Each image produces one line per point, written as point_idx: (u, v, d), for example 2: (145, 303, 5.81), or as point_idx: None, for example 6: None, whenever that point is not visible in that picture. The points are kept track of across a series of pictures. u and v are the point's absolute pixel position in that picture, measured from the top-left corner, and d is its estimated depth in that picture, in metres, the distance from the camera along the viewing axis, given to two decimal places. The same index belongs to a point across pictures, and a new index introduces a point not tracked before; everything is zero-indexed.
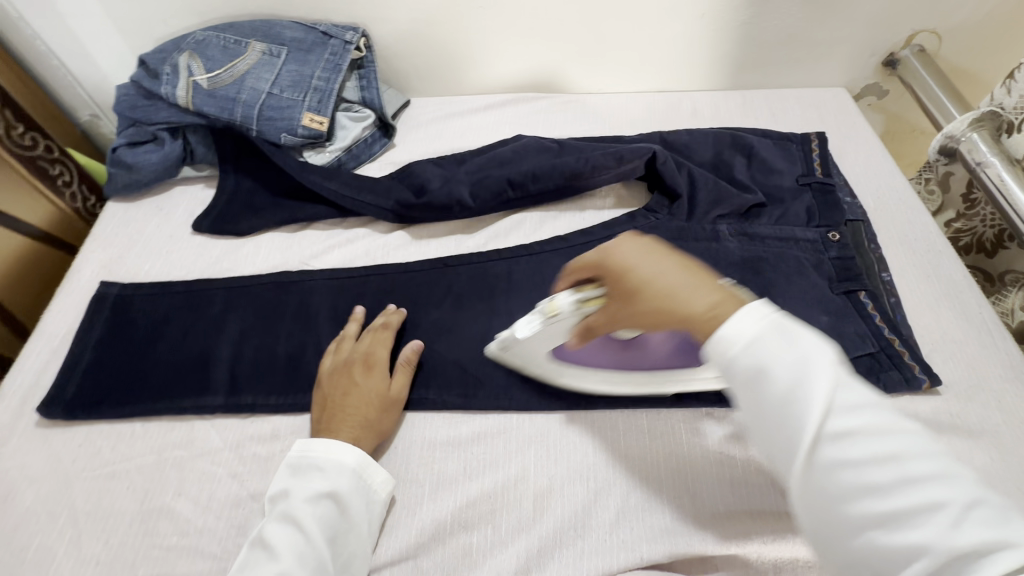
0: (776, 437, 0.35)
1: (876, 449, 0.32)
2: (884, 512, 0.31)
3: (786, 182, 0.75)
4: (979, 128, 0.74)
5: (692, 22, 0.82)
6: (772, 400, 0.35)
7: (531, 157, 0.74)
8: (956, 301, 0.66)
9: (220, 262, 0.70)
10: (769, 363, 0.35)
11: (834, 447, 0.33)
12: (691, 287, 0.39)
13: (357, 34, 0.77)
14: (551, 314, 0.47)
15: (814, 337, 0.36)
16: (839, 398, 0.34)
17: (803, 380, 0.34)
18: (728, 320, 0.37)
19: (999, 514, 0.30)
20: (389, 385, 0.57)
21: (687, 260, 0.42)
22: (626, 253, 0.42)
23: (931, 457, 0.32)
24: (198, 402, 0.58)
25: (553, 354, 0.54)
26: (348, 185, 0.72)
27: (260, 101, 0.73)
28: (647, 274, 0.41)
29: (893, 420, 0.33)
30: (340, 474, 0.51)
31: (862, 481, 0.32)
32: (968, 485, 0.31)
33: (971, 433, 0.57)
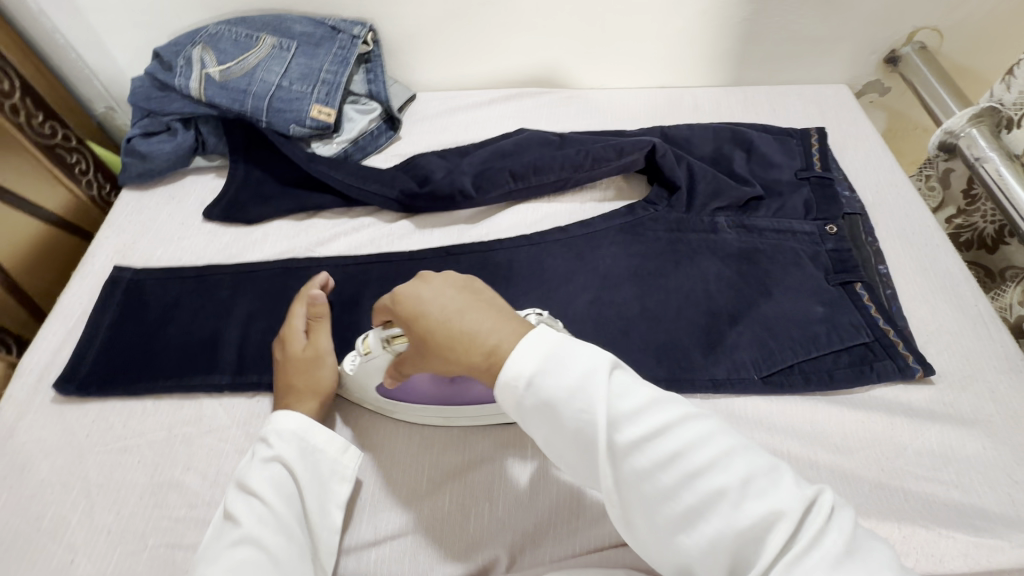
0: (584, 458, 0.39)
1: (660, 453, 0.36)
2: (681, 511, 0.35)
3: (785, 176, 0.76)
4: (979, 124, 0.74)
5: (693, 19, 0.83)
6: (571, 430, 0.38)
7: (532, 149, 0.75)
8: (951, 294, 0.67)
9: (230, 248, 0.72)
10: (555, 395, 0.38)
11: (630, 462, 0.37)
12: (472, 331, 0.40)
13: (365, 29, 0.79)
14: (365, 351, 0.51)
15: (584, 350, 0.39)
16: (619, 412, 0.37)
17: (588, 403, 0.37)
18: (512, 357, 0.39)
19: (766, 478, 0.36)
20: (307, 347, 0.57)
21: (474, 297, 0.43)
22: (415, 299, 0.43)
23: (707, 443, 0.36)
24: (207, 381, 0.60)
25: (377, 389, 0.55)
26: (354, 175, 0.73)
27: (270, 93, 0.75)
28: (436, 319, 0.42)
29: (672, 418, 0.37)
30: (284, 439, 0.51)
31: (657, 487, 0.36)
32: (737, 460, 0.36)
33: (964, 422, 0.58)
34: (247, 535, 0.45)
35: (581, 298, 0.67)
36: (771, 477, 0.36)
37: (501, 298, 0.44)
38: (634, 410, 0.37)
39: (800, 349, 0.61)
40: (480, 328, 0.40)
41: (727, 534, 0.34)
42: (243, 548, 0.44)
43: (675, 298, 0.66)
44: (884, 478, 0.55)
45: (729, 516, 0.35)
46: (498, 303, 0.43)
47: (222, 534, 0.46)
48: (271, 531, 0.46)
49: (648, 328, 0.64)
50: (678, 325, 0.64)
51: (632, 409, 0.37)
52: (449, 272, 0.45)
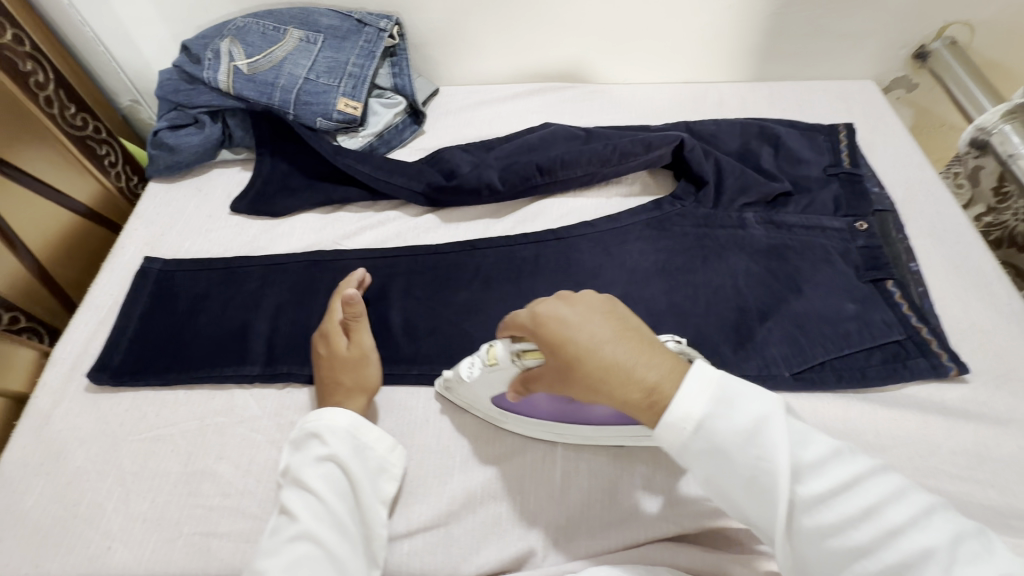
0: (754, 507, 0.39)
1: (847, 506, 0.37)
2: (871, 567, 0.36)
3: (813, 172, 0.75)
4: (1012, 119, 0.73)
5: (720, 13, 0.82)
6: (746, 480, 0.39)
7: (559, 144, 0.75)
8: (985, 292, 0.66)
9: (257, 241, 0.72)
10: (731, 443, 0.39)
11: (813, 513, 0.38)
12: (631, 368, 0.40)
13: (391, 22, 0.79)
14: (490, 362, 0.48)
15: (757, 398, 0.40)
16: (801, 462, 0.39)
17: (768, 450, 0.38)
18: (680, 398, 0.40)
19: (964, 540, 0.36)
20: (352, 348, 0.57)
21: (624, 326, 0.42)
22: (561, 326, 0.42)
23: (895, 498, 0.37)
24: (238, 371, 0.60)
25: (494, 399, 0.53)
26: (380, 168, 0.73)
27: (297, 86, 0.75)
28: (585, 346, 0.41)
29: (856, 471, 0.38)
30: (337, 437, 0.51)
31: (844, 541, 0.37)
32: (930, 517, 0.37)
33: (1000, 421, 0.57)
34: (307, 532, 0.46)
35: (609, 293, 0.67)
36: (963, 534, 0.36)
37: (645, 326, 0.44)
38: (816, 462, 0.39)
39: (832, 346, 0.61)
40: (637, 364, 0.41)
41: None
42: (303, 544, 0.45)
43: (704, 294, 0.66)
44: (920, 477, 0.54)
45: (927, 573, 0.35)
46: (644, 330, 0.43)
47: (280, 528, 0.47)
48: (327, 528, 0.47)
49: (677, 324, 0.64)
50: (707, 321, 0.64)
51: (814, 460, 0.39)
52: (589, 294, 0.44)
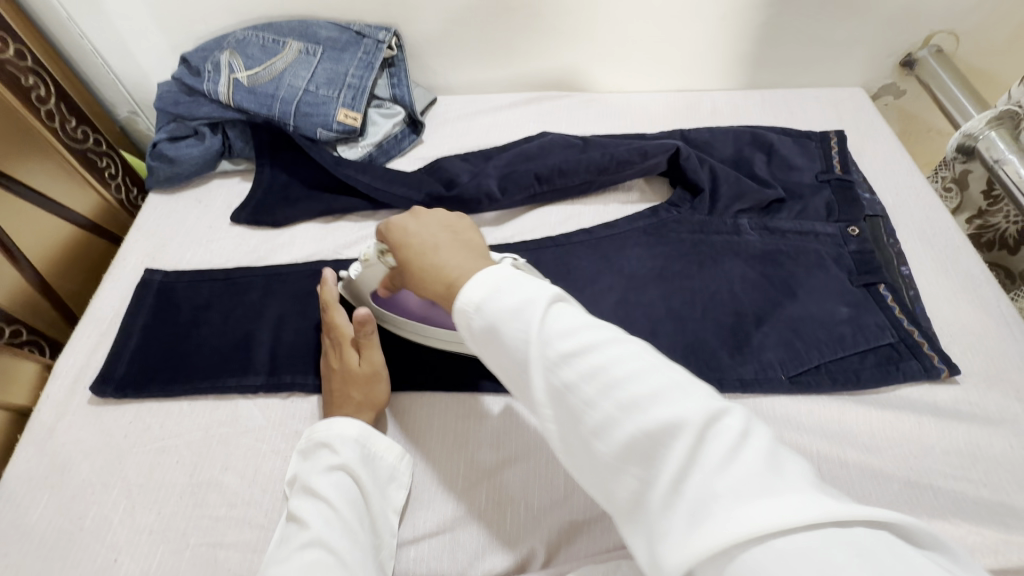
0: (520, 379, 0.39)
1: (584, 367, 0.35)
2: (602, 422, 0.34)
3: (805, 178, 0.77)
4: (997, 126, 0.75)
5: (713, 23, 0.84)
6: (504, 347, 0.39)
7: (556, 153, 0.76)
8: (974, 295, 0.68)
9: (258, 251, 0.73)
10: (498, 316, 0.39)
11: (559, 377, 0.36)
12: (446, 261, 0.45)
13: (390, 34, 0.80)
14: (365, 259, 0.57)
15: (528, 282, 0.40)
16: (549, 331, 0.37)
17: (523, 320, 0.38)
18: (468, 285, 0.41)
19: (683, 391, 0.34)
20: (360, 364, 0.57)
21: (459, 240, 0.48)
22: (406, 233, 0.50)
23: (628, 359, 0.35)
24: (241, 382, 0.61)
25: (371, 297, 0.61)
26: (381, 178, 0.74)
27: (297, 98, 0.76)
28: (416, 247, 0.48)
29: (603, 338, 0.37)
30: (347, 447, 0.53)
31: (581, 401, 0.35)
32: (660, 375, 0.34)
33: (991, 420, 0.58)
34: (316, 539, 0.47)
35: (608, 298, 0.68)
36: (695, 392, 0.34)
37: (482, 244, 0.49)
38: (567, 329, 0.37)
39: (826, 349, 0.62)
40: (447, 263, 0.45)
41: (644, 442, 0.33)
42: (313, 551, 0.46)
43: (701, 299, 0.67)
44: (913, 476, 0.55)
45: (643, 424, 0.33)
46: (477, 245, 0.48)
47: (290, 537, 0.48)
48: (337, 535, 0.47)
49: (674, 328, 0.65)
50: (703, 325, 0.65)
51: (564, 328, 0.37)
52: (442, 216, 0.52)
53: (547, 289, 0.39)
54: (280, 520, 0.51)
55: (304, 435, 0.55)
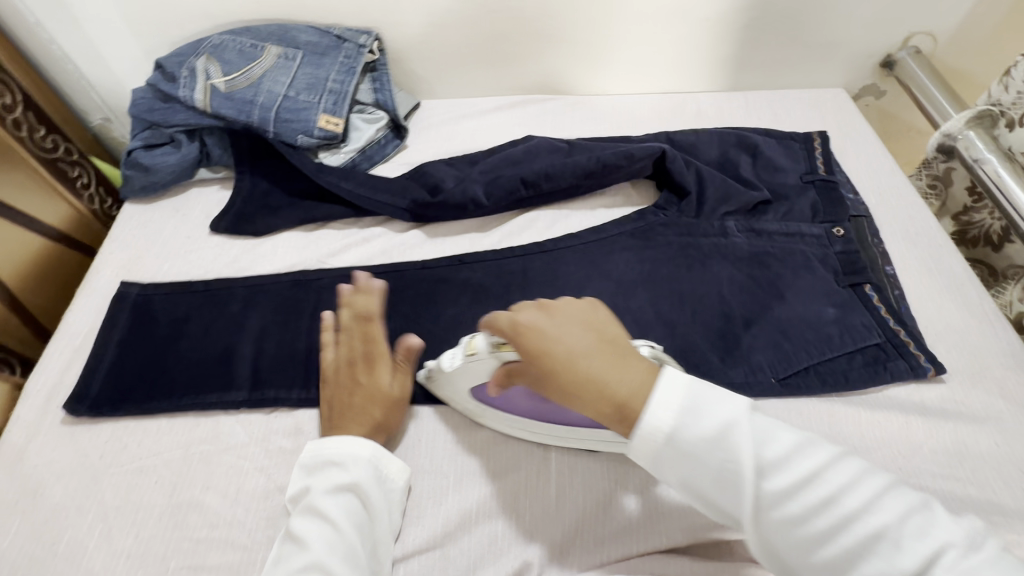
0: (726, 508, 0.41)
1: (812, 497, 0.38)
2: (843, 553, 0.37)
3: (790, 179, 0.77)
4: (976, 126, 0.75)
5: (696, 26, 0.84)
6: (716, 477, 0.40)
7: (542, 157, 0.76)
8: (957, 293, 0.68)
9: (239, 261, 0.71)
10: (698, 445, 0.40)
11: (780, 509, 0.39)
12: (610, 375, 0.43)
13: (371, 38, 0.79)
14: (470, 352, 0.51)
15: (726, 403, 0.42)
16: (766, 461, 0.40)
17: (734, 449, 0.40)
18: (648, 407, 0.42)
19: (912, 516, 0.38)
20: (391, 385, 0.57)
21: (605, 343, 0.45)
22: (541, 336, 0.45)
23: (851, 485, 0.39)
24: (223, 398, 0.59)
25: (472, 392, 0.55)
26: (364, 185, 0.73)
27: (277, 103, 0.74)
28: (561, 357, 0.44)
29: (817, 463, 0.40)
30: (359, 467, 0.51)
31: (807, 533, 0.38)
32: (882, 498, 0.38)
33: (976, 418, 0.59)
34: (314, 562, 0.46)
35: None
36: (923, 516, 0.38)
37: (626, 341, 0.46)
38: (780, 458, 0.40)
39: (815, 351, 0.63)
40: (609, 376, 0.43)
41: (894, 574, 0.36)
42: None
43: (689, 302, 0.67)
44: (902, 476, 0.56)
45: (882, 552, 0.37)
46: (621, 341, 0.46)
47: (285, 558, 0.47)
48: (336, 560, 0.46)
49: (664, 332, 0.65)
50: (693, 328, 0.65)
51: (780, 458, 0.40)
52: (576, 310, 0.47)
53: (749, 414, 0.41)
54: (279, 535, 0.50)
55: (312, 448, 0.53)
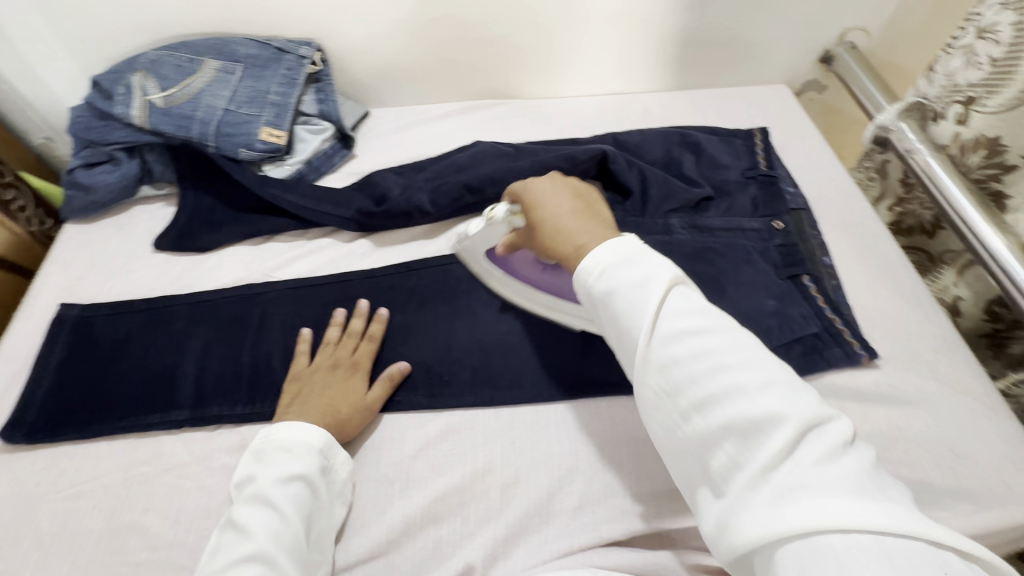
0: (625, 342, 0.44)
1: (696, 348, 0.40)
2: (701, 400, 0.39)
3: (732, 176, 0.79)
4: (907, 118, 0.77)
5: (637, 28, 0.86)
6: (619, 313, 0.43)
7: (488, 162, 0.76)
8: (891, 280, 0.71)
9: (183, 277, 0.70)
10: (617, 286, 0.44)
11: (667, 351, 0.41)
12: (579, 227, 0.49)
13: (312, 49, 0.79)
14: (490, 218, 0.59)
15: (655, 261, 0.44)
16: (668, 309, 0.42)
17: (643, 296, 0.42)
18: (595, 251, 0.46)
19: (791, 391, 0.38)
20: (365, 393, 0.59)
21: (588, 210, 0.52)
22: (541, 192, 0.54)
23: (743, 353, 0.40)
24: (164, 418, 0.59)
25: (488, 255, 0.65)
26: (309, 197, 0.73)
27: (216, 118, 0.73)
28: (549, 213, 0.52)
29: (718, 329, 0.41)
30: (310, 457, 0.52)
31: (685, 376, 0.40)
32: (767, 372, 0.39)
33: (909, 401, 0.61)
34: (257, 551, 0.46)
35: None
36: (802, 394, 0.38)
37: (609, 217, 0.52)
38: (685, 313, 0.42)
39: None
40: (578, 228, 0.49)
41: (740, 423, 0.37)
42: (248, 566, 0.45)
43: None
44: None
45: (740, 408, 0.37)
46: (604, 215, 0.52)
47: (225, 551, 0.47)
48: (280, 549, 0.47)
49: None
50: None
51: (681, 311, 0.42)
52: (578, 184, 0.55)
53: (671, 270, 0.43)
54: (218, 525, 0.50)
55: (265, 436, 0.54)
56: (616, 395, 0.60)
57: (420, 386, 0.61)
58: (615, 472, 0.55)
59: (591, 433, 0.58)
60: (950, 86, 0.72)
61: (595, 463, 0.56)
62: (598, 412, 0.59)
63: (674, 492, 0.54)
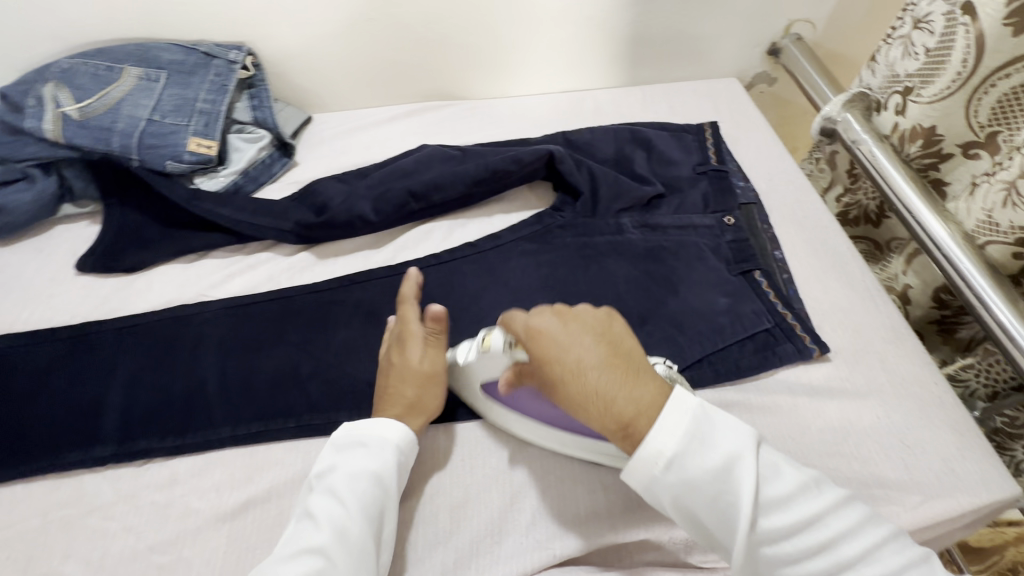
0: (720, 536, 0.41)
1: (806, 538, 0.39)
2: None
3: (684, 171, 0.78)
4: (851, 108, 0.77)
5: (584, 25, 0.84)
6: (716, 514, 0.41)
7: (433, 166, 0.73)
8: (842, 273, 0.70)
9: (109, 301, 0.66)
10: (699, 475, 0.41)
11: (774, 546, 0.40)
12: (619, 392, 0.43)
13: (242, 53, 0.75)
14: (483, 348, 0.50)
15: (729, 429, 0.42)
16: (766, 497, 0.40)
17: (735, 485, 0.40)
18: (652, 434, 0.41)
19: (914, 572, 0.39)
20: (419, 358, 0.56)
21: (617, 357, 0.45)
22: (555, 345, 0.45)
23: (852, 530, 0.40)
24: (87, 455, 0.56)
25: (483, 387, 0.54)
26: (243, 211, 0.69)
27: (139, 129, 0.69)
28: (574, 373, 0.44)
29: (821, 507, 0.40)
30: (385, 451, 0.51)
31: (802, 572, 0.39)
32: (880, 550, 0.39)
33: (860, 394, 0.61)
34: (319, 544, 0.45)
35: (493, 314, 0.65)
36: (917, 565, 0.39)
37: (640, 358, 0.45)
38: (783, 497, 0.40)
39: (707, 343, 0.63)
40: (618, 395, 0.43)
41: None
42: (309, 559, 0.44)
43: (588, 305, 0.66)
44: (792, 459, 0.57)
45: None
46: (636, 356, 0.45)
47: (289, 539, 0.47)
48: (339, 546, 0.45)
49: None
50: None
51: (779, 494, 0.40)
52: (591, 318, 0.46)
53: (752, 443, 0.41)
54: (293, 513, 0.49)
55: (342, 432, 0.53)
56: None
57: (365, 405, 0.59)
58: (568, 485, 0.54)
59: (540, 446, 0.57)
60: (890, 77, 0.73)
61: (547, 477, 0.55)
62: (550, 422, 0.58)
63: (629, 501, 0.53)
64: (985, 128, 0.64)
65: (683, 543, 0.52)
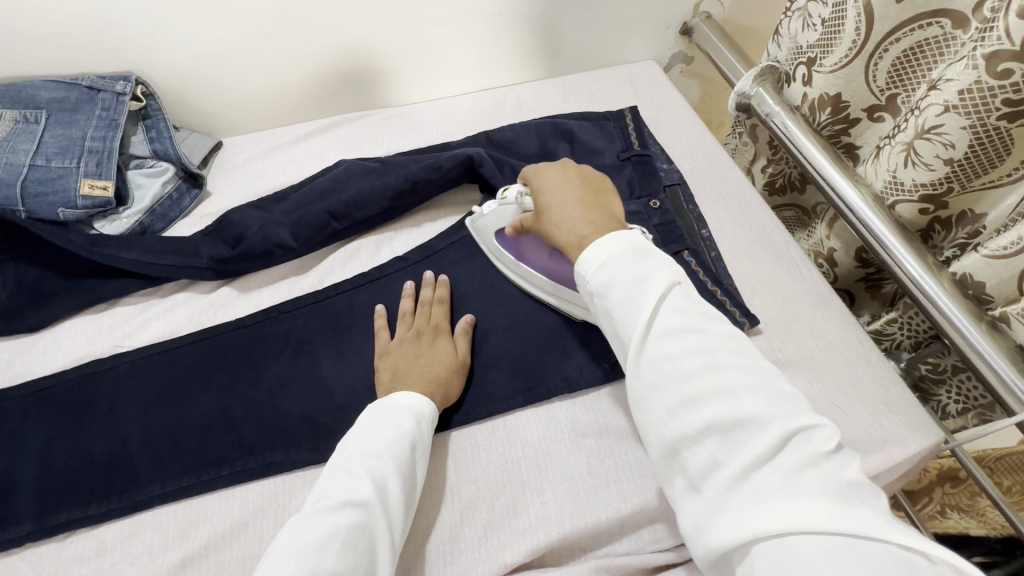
0: (618, 334, 0.44)
1: (689, 344, 0.40)
2: (689, 396, 0.38)
3: (608, 160, 0.77)
4: (762, 82, 0.77)
5: (492, 20, 0.82)
6: (618, 312, 0.43)
7: (352, 182, 0.70)
8: (767, 244, 0.72)
9: (14, 366, 0.62)
10: (615, 280, 0.44)
11: (660, 346, 0.40)
12: (584, 217, 0.49)
13: (130, 83, 0.70)
14: (504, 199, 0.60)
15: (659, 258, 0.44)
16: (667, 305, 0.42)
17: (640, 288, 0.42)
18: (593, 246, 0.46)
19: (784, 399, 0.37)
20: (454, 351, 0.60)
21: (596, 199, 0.51)
22: (548, 180, 0.53)
23: (738, 356, 0.39)
24: (3, 535, 0.52)
25: (495, 234, 0.64)
26: (151, 252, 0.65)
27: (22, 176, 0.64)
28: (554, 201, 0.51)
29: (714, 332, 0.40)
30: (421, 425, 0.53)
31: (676, 372, 0.39)
32: (760, 375, 0.38)
33: (791, 362, 0.63)
34: (364, 496, 0.45)
35: None
36: (795, 401, 0.36)
37: (616, 211, 0.51)
38: (682, 312, 0.41)
39: None
40: (581, 219, 0.48)
41: (727, 424, 0.36)
42: (353, 513, 0.44)
43: (525, 306, 0.65)
44: None
45: (728, 409, 0.36)
46: (614, 208, 0.51)
47: (327, 489, 0.46)
48: (380, 502, 0.45)
49: (500, 342, 0.63)
50: (529, 332, 0.63)
51: (676, 307, 0.42)
52: (590, 170, 0.54)
53: (670, 265, 0.42)
54: (325, 472, 0.48)
55: (382, 399, 0.54)
56: (510, 410, 0.59)
57: (302, 440, 0.57)
58: (517, 493, 0.54)
59: (488, 458, 0.57)
60: (794, 49, 0.75)
61: (497, 485, 0.55)
62: (497, 432, 0.58)
63: (580, 499, 0.54)
64: (884, 92, 0.66)
65: (636, 530, 0.53)
